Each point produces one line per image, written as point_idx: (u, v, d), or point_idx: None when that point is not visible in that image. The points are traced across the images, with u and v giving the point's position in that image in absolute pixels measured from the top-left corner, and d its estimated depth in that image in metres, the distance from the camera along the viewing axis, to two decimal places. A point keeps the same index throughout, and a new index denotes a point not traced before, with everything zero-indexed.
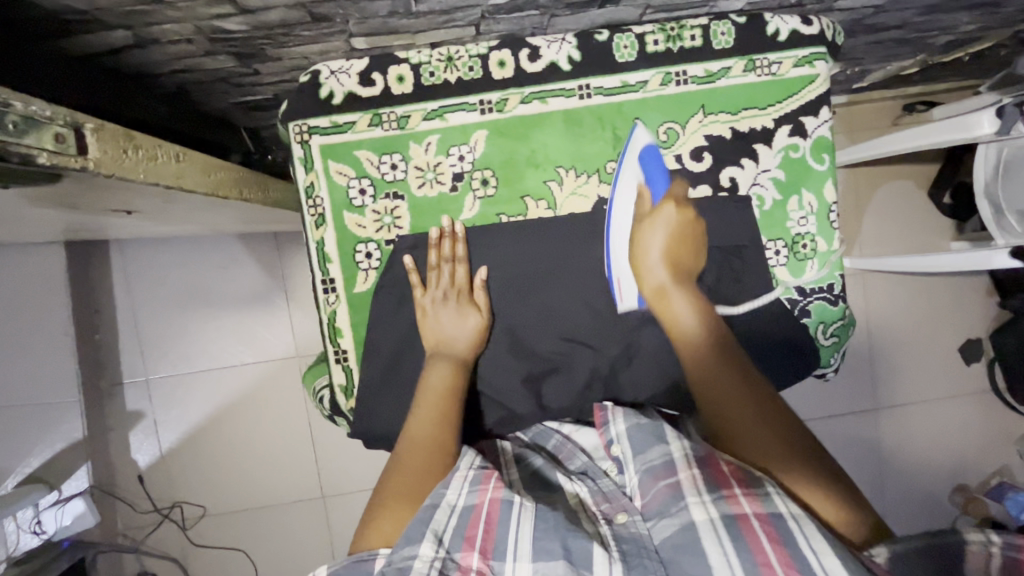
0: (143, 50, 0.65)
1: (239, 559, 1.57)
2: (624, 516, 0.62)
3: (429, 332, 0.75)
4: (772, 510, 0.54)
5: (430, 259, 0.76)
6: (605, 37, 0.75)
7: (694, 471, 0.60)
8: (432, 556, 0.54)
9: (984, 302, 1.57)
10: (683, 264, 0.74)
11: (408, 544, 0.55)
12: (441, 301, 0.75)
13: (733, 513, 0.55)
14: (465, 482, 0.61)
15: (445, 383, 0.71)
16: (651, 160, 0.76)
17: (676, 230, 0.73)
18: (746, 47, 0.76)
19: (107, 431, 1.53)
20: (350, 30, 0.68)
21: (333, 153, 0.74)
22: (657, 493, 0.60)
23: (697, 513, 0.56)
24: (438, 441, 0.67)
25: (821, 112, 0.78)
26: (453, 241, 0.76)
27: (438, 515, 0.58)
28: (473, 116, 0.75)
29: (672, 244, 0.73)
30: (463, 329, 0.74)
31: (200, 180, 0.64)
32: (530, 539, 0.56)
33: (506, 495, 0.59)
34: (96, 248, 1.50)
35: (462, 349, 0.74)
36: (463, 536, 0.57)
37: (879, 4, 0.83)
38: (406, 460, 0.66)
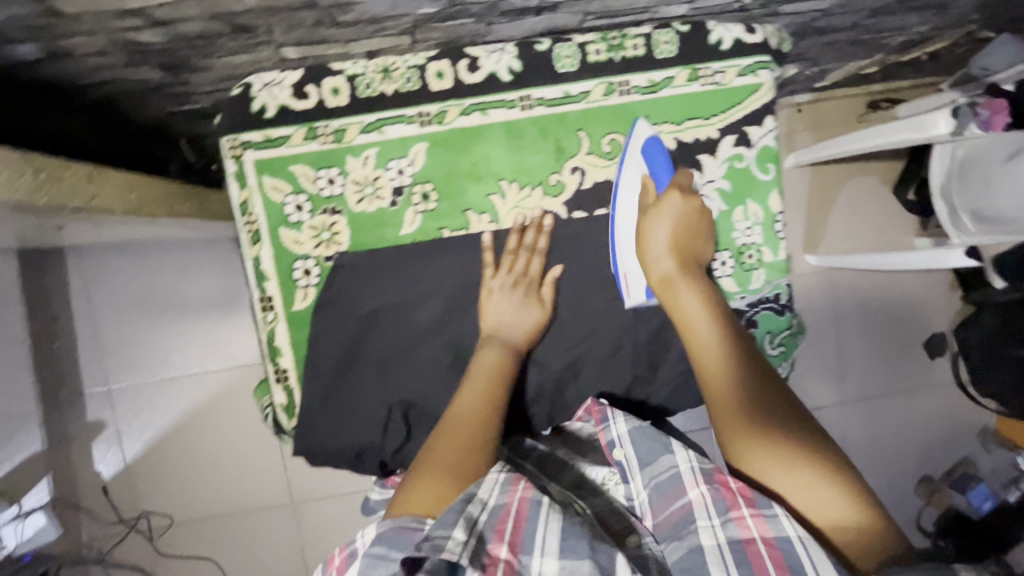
0: (58, 62, 0.62)
1: (208, 567, 1.55)
2: (636, 538, 0.59)
3: (490, 315, 0.73)
4: (781, 535, 0.50)
5: (510, 244, 0.75)
6: (546, 46, 0.73)
7: (703, 488, 0.57)
8: (466, 540, 0.51)
9: (947, 297, 1.59)
10: (692, 259, 0.68)
11: (441, 526, 0.52)
12: (507, 288, 0.73)
13: (740, 538, 0.52)
14: (496, 483, 0.58)
15: (494, 367, 0.69)
16: (656, 151, 0.73)
17: (682, 217, 0.69)
18: (689, 55, 0.76)
19: (68, 443, 1.50)
20: (278, 41, 0.65)
21: (267, 167, 0.72)
22: (670, 514, 0.58)
23: (703, 538, 0.53)
24: (481, 417, 0.63)
25: (765, 122, 0.78)
26: (537, 232, 0.75)
27: (472, 506, 0.55)
28: (412, 129, 0.73)
29: (677, 237, 0.68)
30: (525, 318, 0.73)
31: (119, 199, 0.62)
32: (558, 537, 0.54)
33: (536, 494, 0.58)
34: (51, 256, 1.47)
35: (518, 337, 0.72)
36: (492, 529, 0.54)
37: (825, 9, 0.82)
38: (449, 433, 0.62)
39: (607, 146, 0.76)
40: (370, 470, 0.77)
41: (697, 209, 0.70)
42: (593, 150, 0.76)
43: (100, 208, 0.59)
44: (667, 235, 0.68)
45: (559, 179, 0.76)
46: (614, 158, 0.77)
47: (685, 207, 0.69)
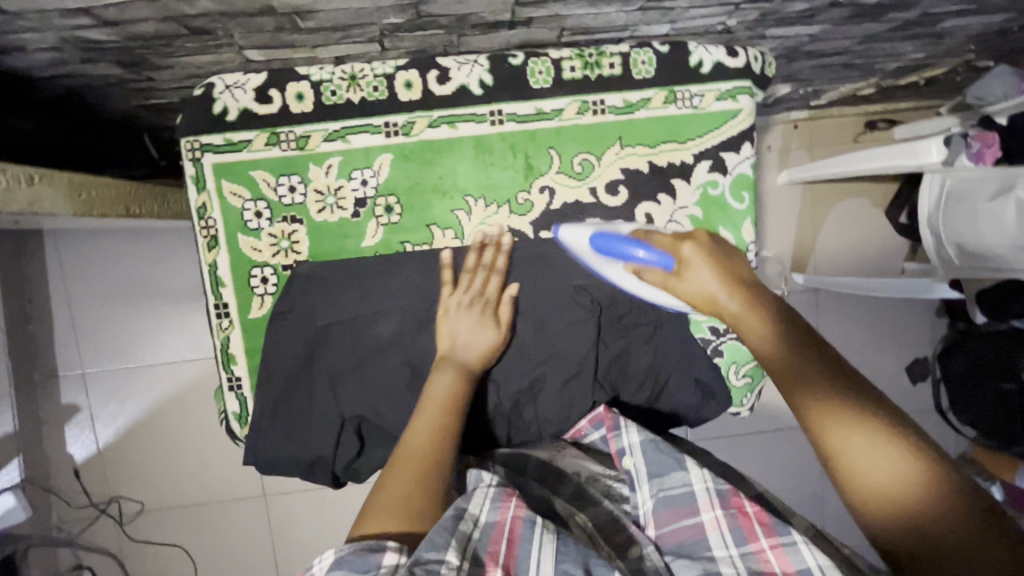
0: (8, 56, 0.60)
1: (178, 554, 1.57)
2: (638, 549, 0.60)
3: (445, 333, 0.72)
4: (801, 566, 0.53)
5: (467, 262, 0.74)
6: (519, 60, 0.71)
7: (718, 513, 0.60)
8: (458, 564, 0.49)
9: (933, 322, 1.58)
10: (741, 280, 0.63)
11: (432, 548, 0.50)
12: (461, 306, 0.72)
13: (761, 570, 0.54)
14: (486, 499, 0.59)
15: (448, 394, 0.66)
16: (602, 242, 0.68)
17: (711, 252, 0.65)
18: (667, 77, 0.73)
19: (41, 425, 1.50)
20: (239, 44, 0.63)
21: (226, 172, 0.70)
22: (678, 530, 0.61)
23: (723, 565, 0.56)
24: (431, 456, 0.60)
25: (742, 149, 0.76)
26: (496, 250, 0.74)
27: (463, 524, 0.54)
28: (377, 139, 0.71)
29: (719, 271, 0.64)
30: (481, 338, 0.71)
31: (66, 202, 0.61)
32: (553, 560, 0.53)
33: (528, 515, 0.57)
34: (28, 238, 1.45)
35: (473, 359, 0.70)
36: (486, 550, 0.53)
37: (814, 34, 0.79)
38: (396, 469, 0.59)
39: (578, 166, 0.74)
40: (323, 482, 0.76)
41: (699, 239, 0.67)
42: (563, 169, 0.74)
43: (41, 212, 0.58)
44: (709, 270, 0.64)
45: (527, 198, 0.74)
46: (585, 179, 0.75)
47: (702, 245, 0.65)
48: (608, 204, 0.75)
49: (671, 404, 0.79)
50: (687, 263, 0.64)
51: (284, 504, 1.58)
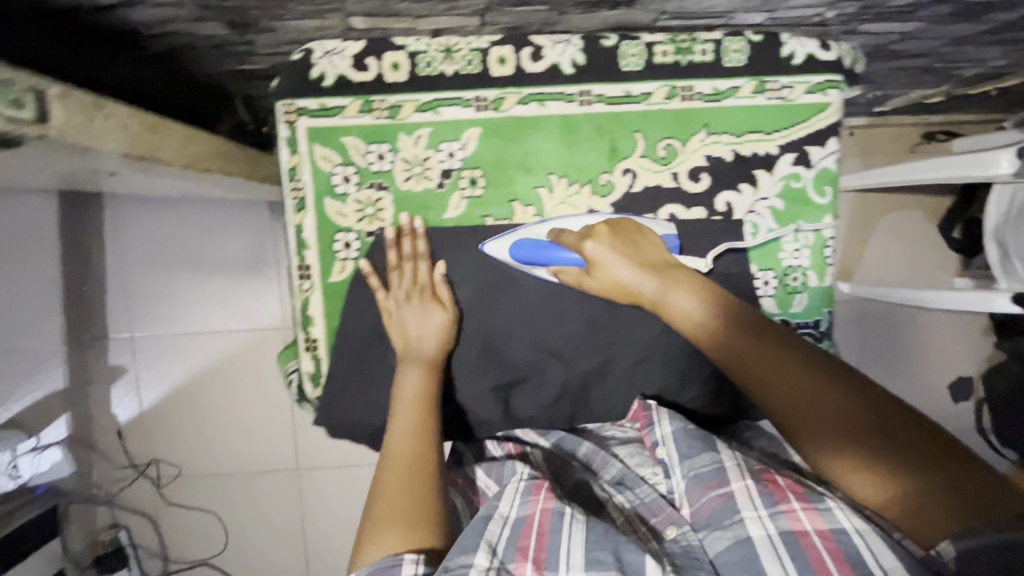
0: (130, 10, 0.61)
1: (210, 520, 1.60)
2: (674, 530, 0.61)
3: (396, 333, 0.73)
4: (834, 526, 0.53)
5: (389, 260, 0.74)
6: (612, 42, 0.72)
7: (749, 482, 0.60)
8: (488, 564, 0.53)
9: (979, 341, 1.55)
10: (653, 269, 0.65)
11: (463, 552, 0.54)
12: (408, 298, 0.73)
13: (791, 530, 0.54)
14: (516, 494, 0.63)
15: (418, 389, 0.69)
16: (526, 251, 0.72)
17: (618, 241, 0.68)
18: (758, 67, 0.73)
19: (88, 384, 1.54)
20: (348, 10, 0.65)
21: (319, 136, 0.72)
22: (709, 502, 0.61)
23: (752, 529, 0.56)
24: (418, 460, 0.63)
25: (828, 143, 0.75)
26: (413, 238, 0.74)
27: (492, 525, 0.59)
28: (467, 112, 0.72)
29: (632, 261, 0.66)
30: (429, 327, 0.73)
31: (176, 153, 0.62)
32: (582, 549, 0.56)
33: (557, 506, 0.61)
34: (89, 200, 1.49)
35: (429, 348, 0.72)
36: (515, 546, 0.57)
37: (905, 32, 0.78)
38: (385, 478, 0.61)
39: (663, 150, 0.75)
40: None
41: (609, 232, 0.68)
42: (647, 153, 0.74)
43: (157, 160, 0.58)
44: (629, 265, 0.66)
45: (609, 179, 0.75)
46: (668, 164, 0.75)
47: (605, 239, 0.68)
48: (690, 191, 0.75)
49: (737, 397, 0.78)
50: (595, 260, 0.67)
51: (316, 480, 1.60)
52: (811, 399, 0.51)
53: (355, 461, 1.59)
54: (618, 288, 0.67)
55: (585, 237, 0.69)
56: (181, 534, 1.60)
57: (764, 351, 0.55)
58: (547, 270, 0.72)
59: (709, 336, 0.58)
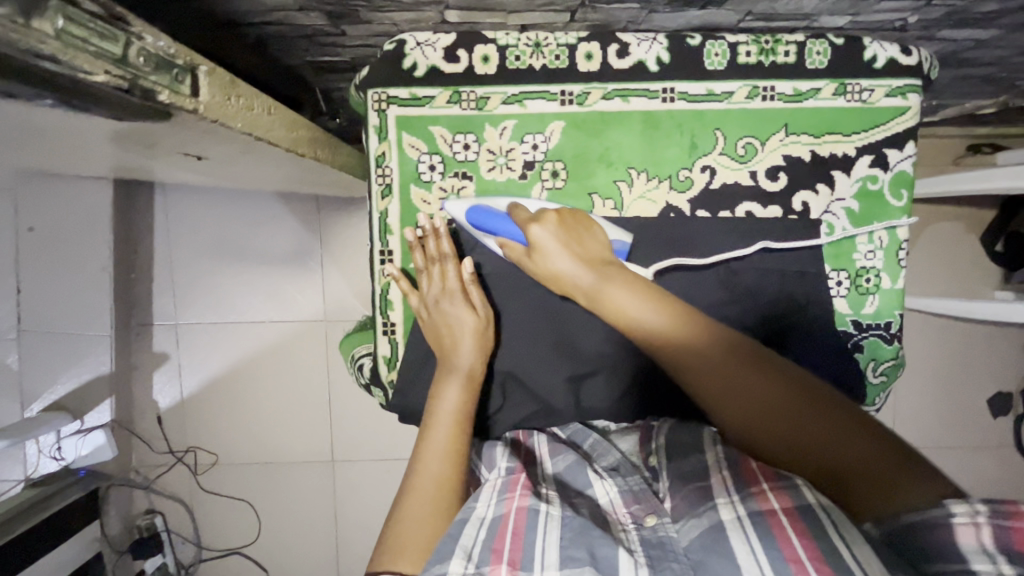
0: None
1: (245, 509, 1.61)
2: (653, 519, 0.59)
3: (433, 336, 0.74)
4: (800, 504, 0.51)
5: (416, 263, 0.75)
6: (697, 41, 0.73)
7: (724, 474, 0.58)
8: (462, 571, 0.50)
9: (1019, 356, 1.54)
10: (592, 263, 0.68)
11: (438, 560, 0.52)
12: (439, 301, 0.74)
13: (760, 511, 0.52)
14: (494, 492, 0.60)
15: (458, 404, 0.69)
16: (482, 218, 0.72)
17: (563, 231, 0.69)
18: (840, 69, 0.74)
19: (132, 369, 1.56)
20: (447, 2, 0.67)
21: (407, 125, 0.74)
22: (687, 495, 0.59)
23: (724, 512, 0.54)
24: (446, 481, 0.62)
25: (906, 146, 0.76)
26: (437, 237, 0.74)
27: (467, 529, 0.55)
28: (552, 106, 0.74)
29: (576, 255, 0.68)
30: (462, 333, 0.72)
31: (284, 135, 0.63)
32: (557, 547, 0.53)
33: (533, 503, 0.57)
34: (143, 189, 1.52)
35: (467, 360, 0.72)
36: (491, 548, 0.53)
37: (981, 39, 0.79)
38: (411, 492, 0.62)
39: (742, 149, 0.76)
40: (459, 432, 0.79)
41: (556, 218, 0.69)
42: (726, 151, 0.76)
43: (270, 139, 0.59)
44: (573, 258, 0.67)
45: (688, 175, 0.76)
46: (747, 163, 0.76)
47: (551, 226, 0.69)
48: (767, 189, 0.76)
49: None
50: (541, 247, 0.69)
51: (351, 473, 1.61)
52: (734, 390, 0.57)
53: (393, 455, 1.60)
54: (559, 278, 0.69)
55: (533, 219, 0.69)
56: (217, 522, 1.61)
57: (698, 354, 0.59)
58: (495, 239, 0.73)
59: (645, 337, 0.62)
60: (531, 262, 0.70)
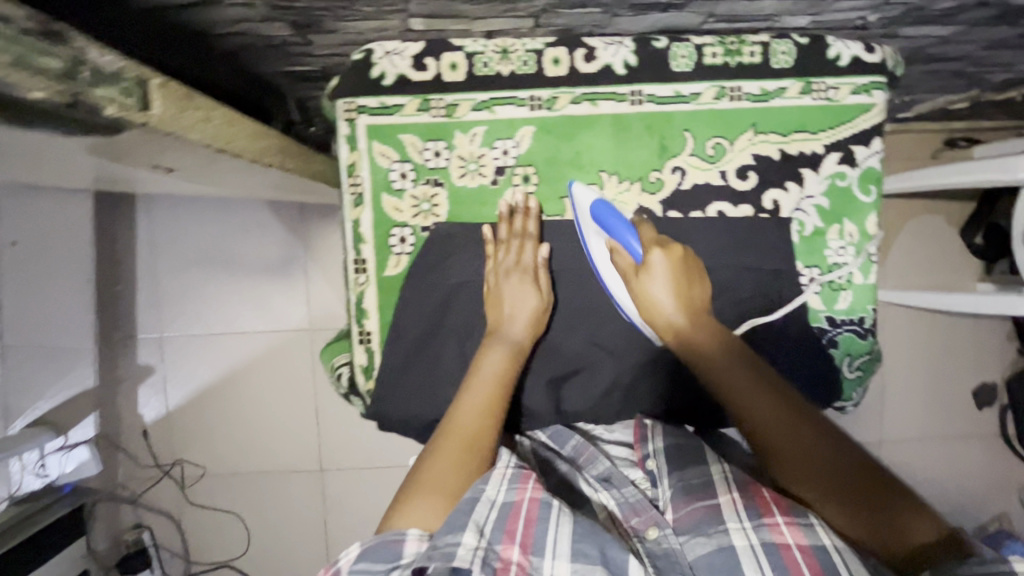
0: (202, 9, 0.63)
1: (234, 522, 1.60)
2: (655, 531, 0.64)
3: (492, 308, 0.75)
4: (814, 542, 0.56)
5: (500, 233, 0.75)
6: (662, 44, 0.74)
7: (735, 495, 0.64)
8: (475, 545, 0.55)
9: (1002, 346, 1.56)
10: (692, 302, 0.72)
11: (451, 531, 0.56)
12: (510, 274, 0.74)
13: (773, 541, 0.58)
14: (504, 479, 0.63)
15: (496, 370, 0.71)
16: (606, 214, 0.71)
17: (677, 269, 0.72)
18: (805, 68, 0.75)
19: (116, 383, 1.55)
20: (411, 11, 0.66)
21: (378, 133, 0.74)
22: (692, 511, 0.65)
23: (736, 538, 0.60)
24: (478, 440, 0.67)
25: (872, 143, 0.77)
26: (525, 216, 0.75)
27: (478, 508, 0.59)
28: (522, 111, 0.74)
29: (677, 289, 0.71)
30: (522, 312, 0.74)
31: (247, 145, 0.64)
32: (569, 539, 0.57)
33: (545, 496, 0.61)
34: (122, 201, 1.51)
35: (519, 334, 0.73)
36: (503, 529, 0.58)
37: (944, 35, 0.80)
38: (442, 450, 0.66)
39: (711, 149, 0.76)
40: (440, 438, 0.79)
41: (680, 253, 0.73)
42: (696, 151, 0.76)
43: (229, 150, 0.59)
44: (672, 294, 0.71)
45: (658, 177, 0.76)
46: (716, 162, 0.77)
47: (674, 256, 0.72)
48: (737, 188, 0.77)
49: None
50: (650, 270, 0.71)
51: (340, 481, 1.60)
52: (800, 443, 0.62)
53: (382, 462, 1.59)
54: (649, 306, 0.72)
55: (658, 244, 0.72)
56: (206, 535, 1.60)
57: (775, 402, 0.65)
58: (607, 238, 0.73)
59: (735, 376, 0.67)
60: (632, 277, 0.73)
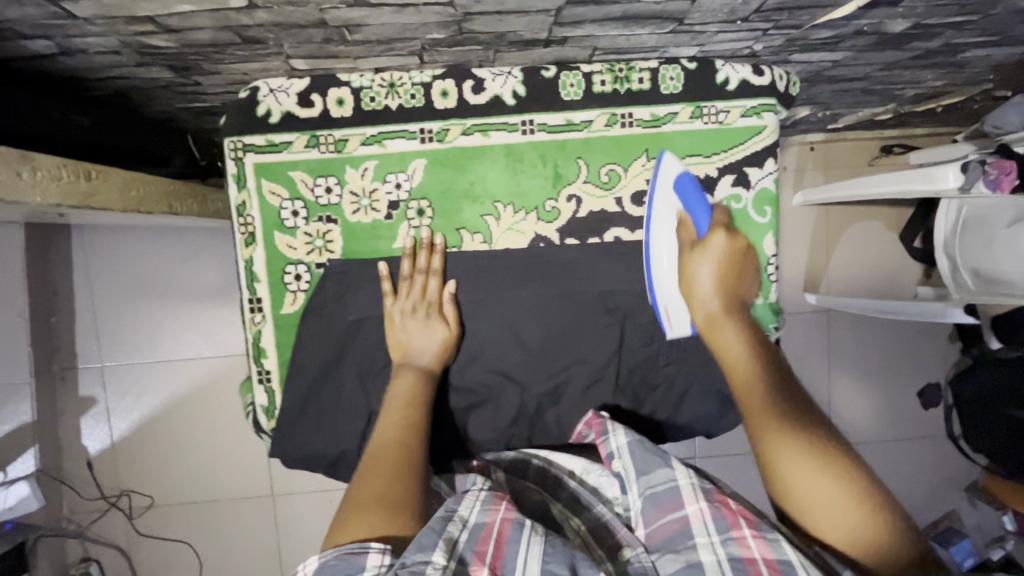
0: (69, 58, 0.62)
1: (185, 551, 1.58)
2: (629, 551, 0.64)
3: (396, 340, 0.74)
4: (781, 556, 0.54)
5: (403, 270, 0.75)
6: (552, 73, 0.74)
7: (702, 504, 0.63)
8: (445, 564, 0.53)
9: (944, 348, 1.58)
10: (736, 292, 0.74)
11: (420, 550, 0.53)
12: (414, 310, 0.74)
13: (740, 556, 0.56)
14: (476, 502, 0.62)
15: (408, 395, 0.71)
16: (687, 188, 0.74)
17: (729, 254, 0.74)
18: (694, 93, 0.76)
19: (58, 415, 1.52)
20: (287, 53, 0.65)
21: (266, 172, 0.73)
22: (663, 525, 0.63)
23: (703, 554, 0.58)
24: (403, 448, 0.65)
25: (766, 164, 0.78)
26: (429, 252, 0.75)
27: (451, 526, 0.58)
28: (412, 144, 0.74)
29: (724, 276, 0.74)
30: (429, 340, 0.74)
31: (116, 198, 0.64)
32: (539, 561, 0.55)
33: (517, 517, 0.60)
34: (58, 231, 1.49)
35: (427, 360, 0.74)
36: (474, 549, 0.56)
37: (837, 59, 0.81)
38: (373, 467, 0.64)
39: (605, 176, 0.77)
40: (346, 475, 0.78)
41: (740, 248, 0.75)
42: (590, 179, 0.77)
43: (89, 205, 0.59)
44: (716, 274, 0.73)
45: (554, 206, 0.77)
46: (611, 189, 0.77)
47: (731, 245, 0.74)
48: (633, 214, 0.77)
49: (689, 413, 0.81)
50: (708, 247, 0.73)
51: (293, 506, 1.59)
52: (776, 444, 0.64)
53: (333, 485, 1.58)
54: (691, 281, 0.74)
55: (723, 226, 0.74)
56: (157, 566, 1.58)
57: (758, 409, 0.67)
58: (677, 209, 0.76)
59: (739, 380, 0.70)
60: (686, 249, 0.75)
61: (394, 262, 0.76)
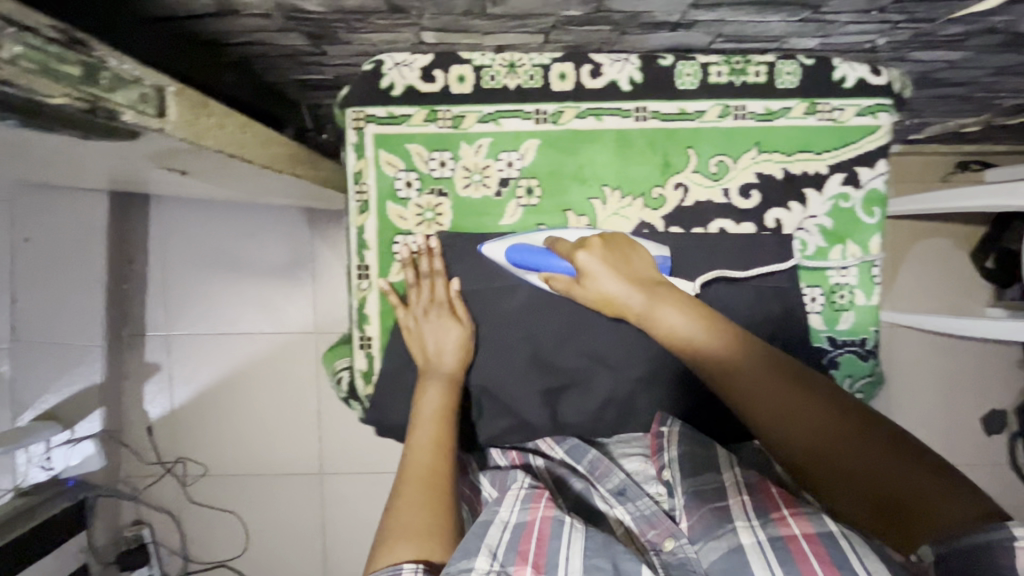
0: (222, 19, 0.65)
1: (232, 521, 1.61)
2: (671, 542, 0.63)
3: (417, 348, 0.76)
4: (822, 529, 0.55)
5: (408, 278, 0.77)
6: (669, 62, 0.74)
7: (745, 497, 0.62)
8: (487, 569, 0.54)
9: (1013, 373, 1.53)
10: (641, 276, 0.71)
11: (465, 557, 0.55)
12: (427, 312, 0.76)
13: (780, 535, 0.56)
14: (517, 501, 0.63)
15: (439, 406, 0.73)
16: (525, 253, 0.75)
17: (610, 253, 0.72)
18: (811, 89, 0.75)
19: (123, 378, 1.57)
20: (423, 24, 0.68)
21: (385, 143, 0.75)
22: (703, 516, 0.62)
23: (744, 536, 0.58)
24: (435, 472, 0.66)
25: (877, 164, 0.77)
26: (430, 256, 0.77)
27: (493, 529, 0.59)
28: (527, 124, 0.75)
29: (618, 272, 0.71)
30: (447, 342, 0.75)
31: (259, 153, 0.67)
32: (581, 557, 0.55)
33: (558, 513, 0.60)
34: (138, 200, 1.54)
35: (450, 365, 0.75)
36: (515, 550, 0.57)
37: (954, 60, 0.80)
38: (405, 499, 0.63)
39: (714, 166, 0.77)
40: None
41: (601, 242, 0.72)
42: (699, 168, 0.77)
43: (241, 156, 0.62)
44: (618, 280, 0.70)
45: (661, 193, 0.77)
46: (719, 180, 0.77)
47: (598, 250, 0.72)
48: (739, 206, 0.77)
49: None
50: (587, 272, 0.71)
51: (339, 486, 1.60)
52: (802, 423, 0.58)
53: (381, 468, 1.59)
54: (605, 299, 0.72)
55: (579, 247, 0.72)
56: (204, 534, 1.61)
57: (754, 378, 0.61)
58: (539, 275, 0.75)
59: (714, 365, 0.64)
60: (580, 290, 0.73)
61: (399, 273, 0.78)
